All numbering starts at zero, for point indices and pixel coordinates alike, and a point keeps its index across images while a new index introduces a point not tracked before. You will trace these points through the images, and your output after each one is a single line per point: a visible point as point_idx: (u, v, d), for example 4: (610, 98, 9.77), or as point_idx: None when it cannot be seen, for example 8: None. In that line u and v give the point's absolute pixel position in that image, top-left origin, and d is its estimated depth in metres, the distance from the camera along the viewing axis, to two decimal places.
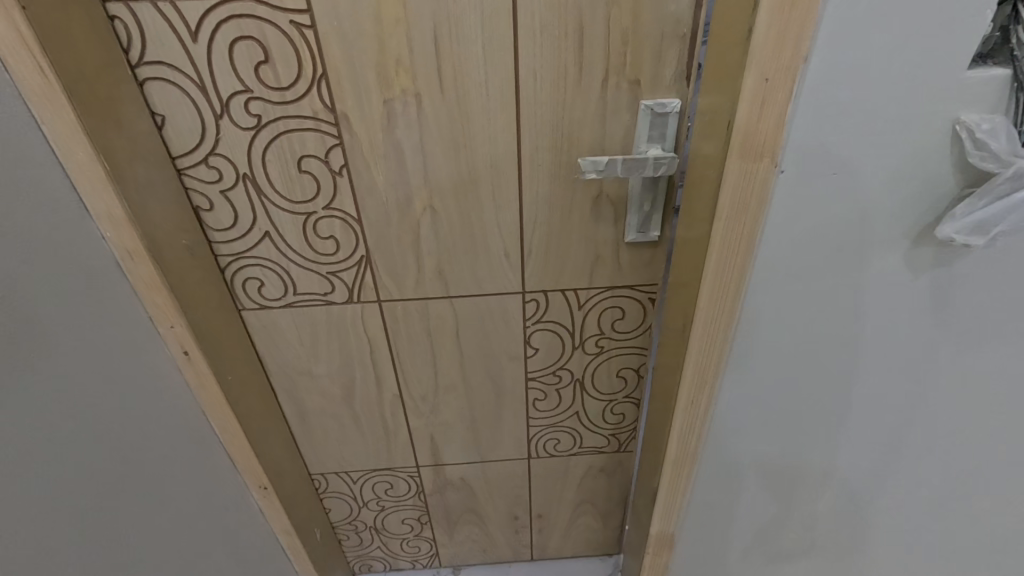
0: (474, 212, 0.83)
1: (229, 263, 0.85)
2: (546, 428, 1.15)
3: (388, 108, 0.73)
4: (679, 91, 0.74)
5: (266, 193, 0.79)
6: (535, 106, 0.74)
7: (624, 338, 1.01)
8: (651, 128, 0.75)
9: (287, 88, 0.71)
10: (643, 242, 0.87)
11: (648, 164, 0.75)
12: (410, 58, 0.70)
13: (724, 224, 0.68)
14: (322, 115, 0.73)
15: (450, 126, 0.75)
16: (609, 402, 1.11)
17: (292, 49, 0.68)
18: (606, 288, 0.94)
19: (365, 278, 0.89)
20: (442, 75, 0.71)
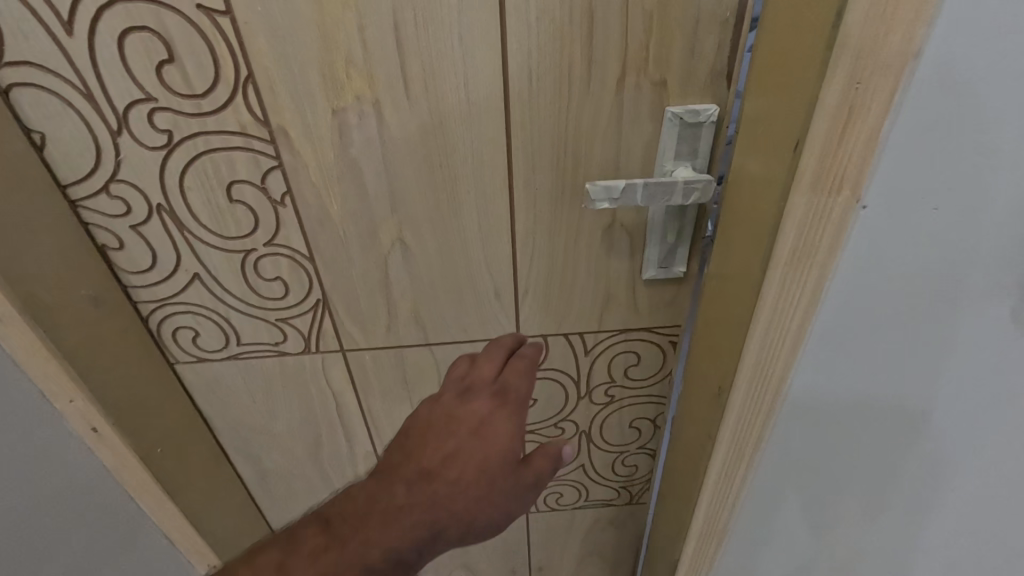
0: (455, 244, 0.66)
1: (152, 311, 0.69)
2: (546, 482, 0.99)
3: (340, 120, 0.56)
4: (718, 95, 0.57)
5: (191, 228, 0.62)
6: (531, 116, 0.57)
7: (639, 385, 0.85)
8: (678, 142, 0.59)
9: (202, 96, 0.53)
10: (665, 279, 0.71)
11: (677, 188, 0.58)
12: (363, 53, 0.52)
13: (782, 275, 0.52)
14: (253, 130, 0.56)
15: (421, 144, 0.58)
16: (620, 454, 0.96)
17: (205, 44, 0.51)
18: (619, 331, 0.77)
19: (325, 325, 0.72)
20: (408, 77, 0.54)
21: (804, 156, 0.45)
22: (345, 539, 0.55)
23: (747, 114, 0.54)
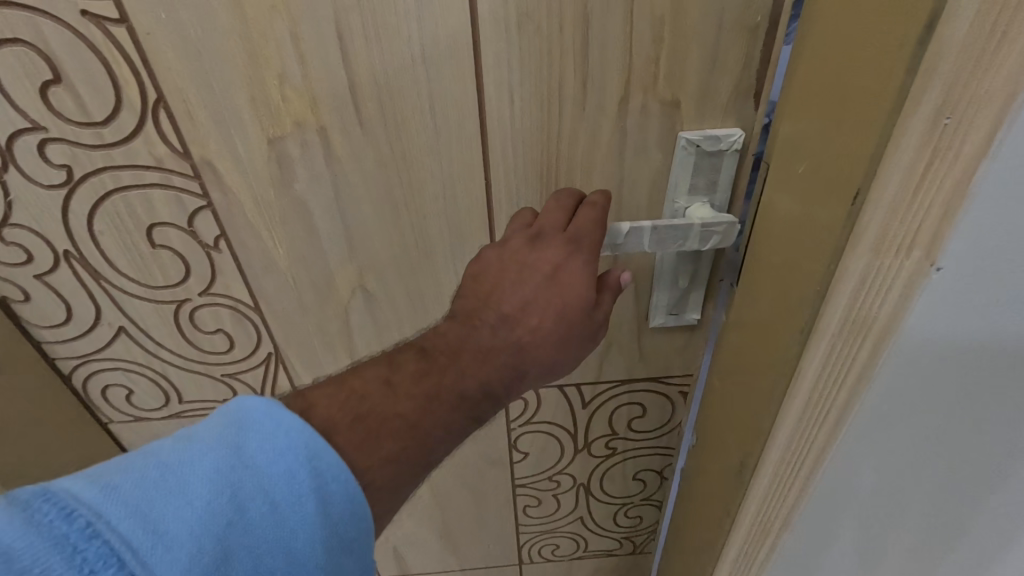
0: (427, 292, 0.56)
1: (74, 369, 0.59)
2: (541, 535, 0.89)
3: (278, 152, 0.46)
4: (744, 117, 0.46)
5: (107, 277, 0.52)
6: (514, 144, 0.46)
7: (643, 437, 0.75)
8: (694, 173, 0.48)
9: (103, 123, 0.43)
10: (676, 326, 0.60)
11: (692, 233, 0.48)
12: (300, 70, 0.42)
13: (826, 354, 0.41)
14: (171, 164, 0.45)
15: (380, 178, 0.48)
16: (622, 506, 0.86)
17: (98, 60, 0.40)
18: (621, 382, 0.67)
19: (279, 381, 0.62)
20: (360, 99, 0.43)
21: (863, 219, 0.34)
22: (443, 368, 0.42)
23: (776, 147, 0.43)
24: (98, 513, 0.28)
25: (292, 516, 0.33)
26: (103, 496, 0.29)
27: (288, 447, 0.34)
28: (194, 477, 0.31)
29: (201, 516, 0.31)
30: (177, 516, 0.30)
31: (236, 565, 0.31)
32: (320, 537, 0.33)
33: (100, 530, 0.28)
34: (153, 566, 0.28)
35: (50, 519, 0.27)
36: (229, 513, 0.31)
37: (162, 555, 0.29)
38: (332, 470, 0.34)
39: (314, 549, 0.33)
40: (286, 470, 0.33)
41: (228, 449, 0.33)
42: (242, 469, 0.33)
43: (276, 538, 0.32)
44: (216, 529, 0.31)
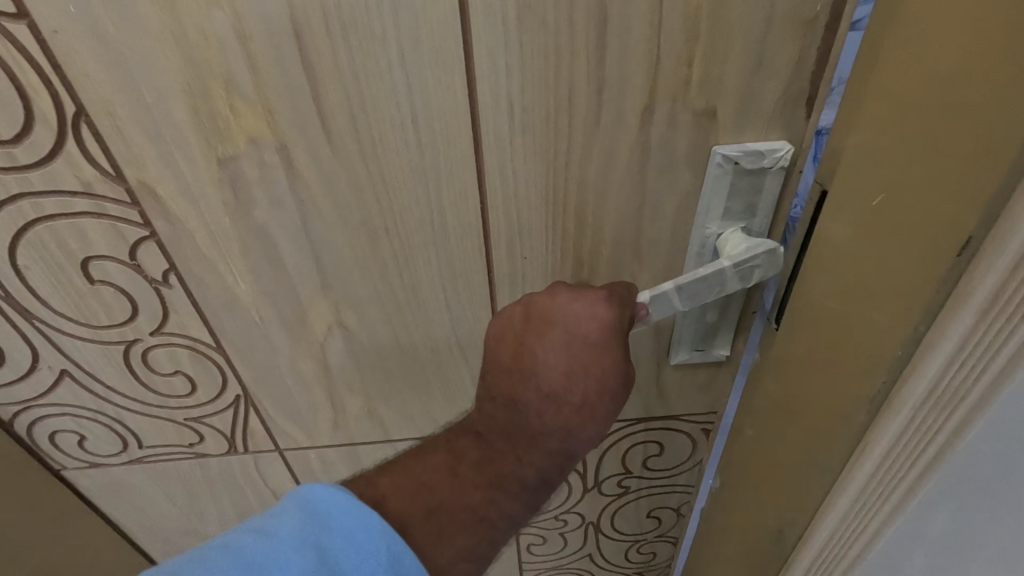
0: (416, 330, 0.48)
1: (16, 415, 0.52)
2: (546, 572, 0.83)
3: (231, 173, 0.38)
4: (792, 129, 0.38)
5: (43, 317, 0.45)
6: (514, 163, 0.39)
7: (660, 475, 0.67)
8: (731, 193, 0.40)
9: (13, 142, 0.35)
10: (700, 363, 0.53)
11: (727, 275, 0.40)
12: (251, 76, 0.34)
13: (902, 427, 0.34)
14: (101, 189, 0.38)
15: (355, 204, 0.40)
16: (635, 543, 0.79)
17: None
18: (637, 420, 0.60)
19: (251, 425, 0.55)
20: (327, 111, 0.36)
21: (977, 275, 0.26)
22: (503, 455, 0.41)
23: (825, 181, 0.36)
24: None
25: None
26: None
27: (368, 548, 0.35)
28: None
29: None
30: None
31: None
32: None
33: None
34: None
35: None
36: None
37: None
38: (407, 570, 0.35)
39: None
40: (366, 567, 0.34)
41: (312, 551, 0.34)
42: (327, 572, 0.34)
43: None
44: None
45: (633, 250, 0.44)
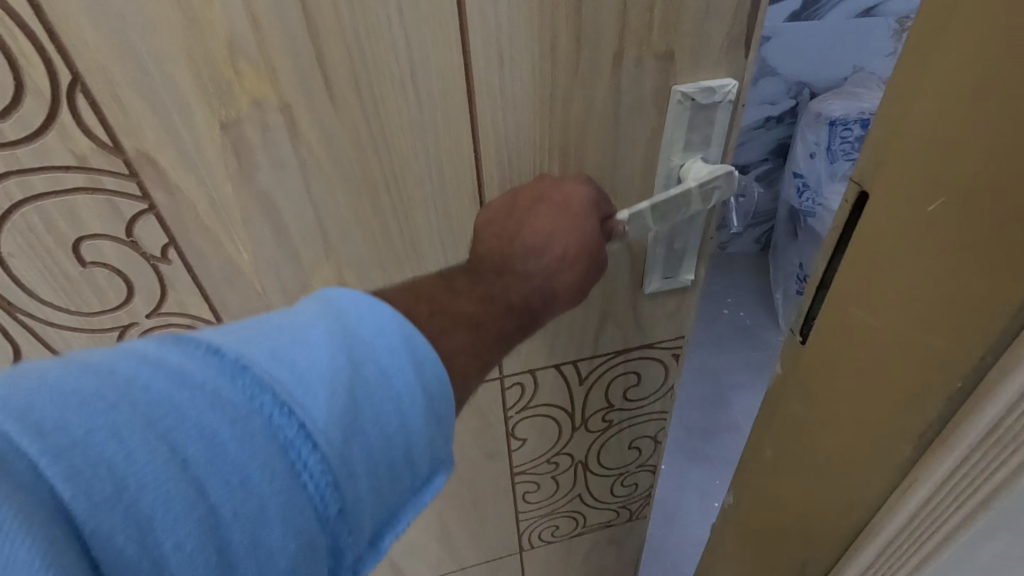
0: None
1: None
2: (541, 519, 0.88)
3: (233, 138, 0.39)
4: (735, 66, 0.45)
5: (28, 309, 0.43)
6: (504, 111, 0.43)
7: (638, 406, 0.74)
8: (690, 128, 0.46)
9: (1, 117, 0.34)
10: (670, 290, 0.60)
11: (693, 194, 0.47)
12: (254, 36, 0.35)
13: (953, 467, 0.33)
14: (97, 163, 0.37)
15: (356, 162, 0.42)
16: (618, 476, 0.86)
17: None
18: (617, 354, 0.66)
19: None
20: (331, 71, 0.38)
21: None
22: (491, 281, 0.42)
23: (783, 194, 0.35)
24: (243, 353, 0.29)
25: (399, 383, 0.32)
26: (244, 343, 0.30)
27: (385, 326, 0.33)
28: (314, 336, 0.31)
29: (329, 370, 0.30)
30: (312, 363, 0.30)
31: (362, 421, 0.30)
32: (427, 406, 0.33)
33: (251, 367, 0.29)
34: (298, 399, 0.29)
35: (203, 357, 0.28)
36: (349, 370, 0.31)
37: (307, 397, 0.29)
38: (424, 354, 0.33)
39: (419, 418, 0.33)
40: (385, 343, 0.32)
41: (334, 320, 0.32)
42: (351, 336, 0.32)
43: (385, 396, 0.32)
44: (344, 382, 0.30)
45: (610, 189, 0.49)
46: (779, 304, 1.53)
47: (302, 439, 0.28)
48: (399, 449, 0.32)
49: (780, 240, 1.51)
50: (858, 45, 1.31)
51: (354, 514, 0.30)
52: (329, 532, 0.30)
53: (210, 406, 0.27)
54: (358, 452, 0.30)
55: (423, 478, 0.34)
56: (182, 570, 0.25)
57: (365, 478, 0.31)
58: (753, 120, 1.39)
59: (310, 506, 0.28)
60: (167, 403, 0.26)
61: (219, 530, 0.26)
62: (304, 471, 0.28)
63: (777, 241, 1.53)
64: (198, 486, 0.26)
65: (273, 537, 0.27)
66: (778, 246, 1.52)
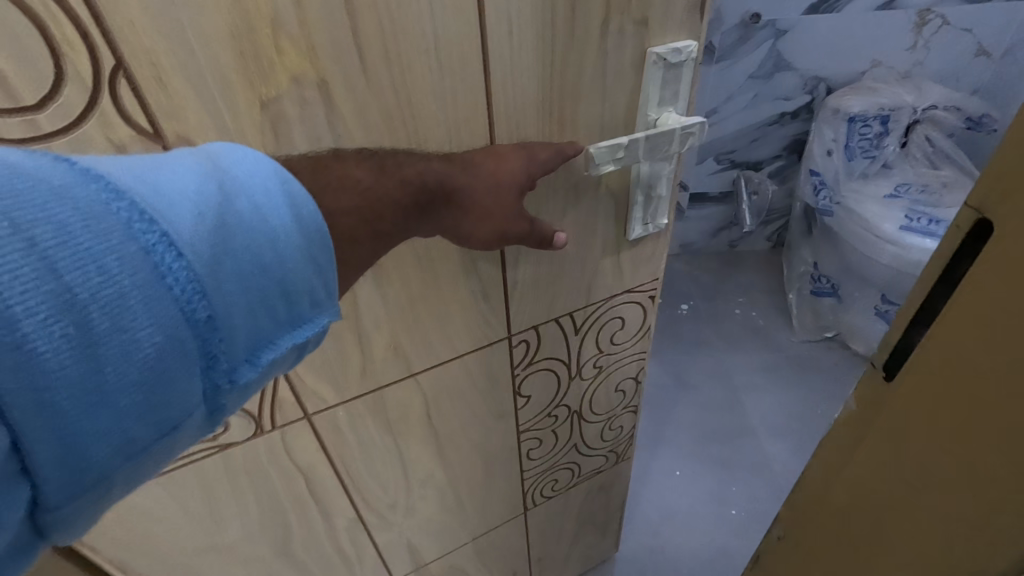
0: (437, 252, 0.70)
1: None
2: (543, 473, 1.15)
3: (272, 113, 0.49)
4: (693, 31, 0.63)
5: None
6: (518, 78, 0.58)
7: (616, 353, 1.00)
8: (662, 86, 0.65)
9: (48, 106, 0.42)
10: (650, 230, 0.82)
11: (675, 137, 0.67)
12: (303, 28, 0.46)
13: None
14: (144, 144, 0.45)
15: (384, 130, 0.54)
16: (606, 421, 1.13)
17: (41, 32, 0.39)
18: (603, 302, 0.89)
19: (282, 393, 0.71)
20: (364, 41, 0.49)
21: None
22: (394, 163, 0.53)
23: (916, 307, 0.53)
24: (109, 173, 0.35)
25: (275, 220, 0.42)
26: (104, 167, 0.35)
27: (263, 173, 0.43)
28: (182, 173, 0.39)
29: (197, 196, 0.38)
30: (178, 191, 0.38)
31: (231, 244, 0.39)
32: (299, 248, 0.43)
33: (108, 179, 0.35)
34: (160, 214, 0.36)
35: (67, 169, 0.33)
36: (219, 197, 0.40)
37: (172, 212, 0.36)
38: (302, 201, 0.44)
39: (292, 252, 0.43)
40: (263, 186, 0.42)
41: (210, 167, 0.41)
42: (225, 176, 0.41)
43: (261, 231, 0.41)
44: (214, 208, 0.39)
45: (571, 135, 0.65)
46: (794, 301, 2.25)
47: (165, 245, 0.35)
48: (272, 276, 0.42)
49: (796, 240, 2.27)
50: (870, 29, 1.96)
51: (221, 321, 0.38)
52: (195, 335, 0.37)
53: (60, 197, 0.31)
54: (223, 267, 0.38)
55: (295, 311, 0.44)
56: (38, 336, 0.29)
57: (232, 290, 0.39)
58: (763, 116, 2.13)
59: (176, 304, 0.35)
60: (12, 185, 0.30)
61: (76, 309, 0.30)
62: (170, 273, 0.35)
63: (793, 241, 2.29)
64: (49, 265, 0.30)
65: (137, 325, 0.33)
66: (795, 247, 2.28)
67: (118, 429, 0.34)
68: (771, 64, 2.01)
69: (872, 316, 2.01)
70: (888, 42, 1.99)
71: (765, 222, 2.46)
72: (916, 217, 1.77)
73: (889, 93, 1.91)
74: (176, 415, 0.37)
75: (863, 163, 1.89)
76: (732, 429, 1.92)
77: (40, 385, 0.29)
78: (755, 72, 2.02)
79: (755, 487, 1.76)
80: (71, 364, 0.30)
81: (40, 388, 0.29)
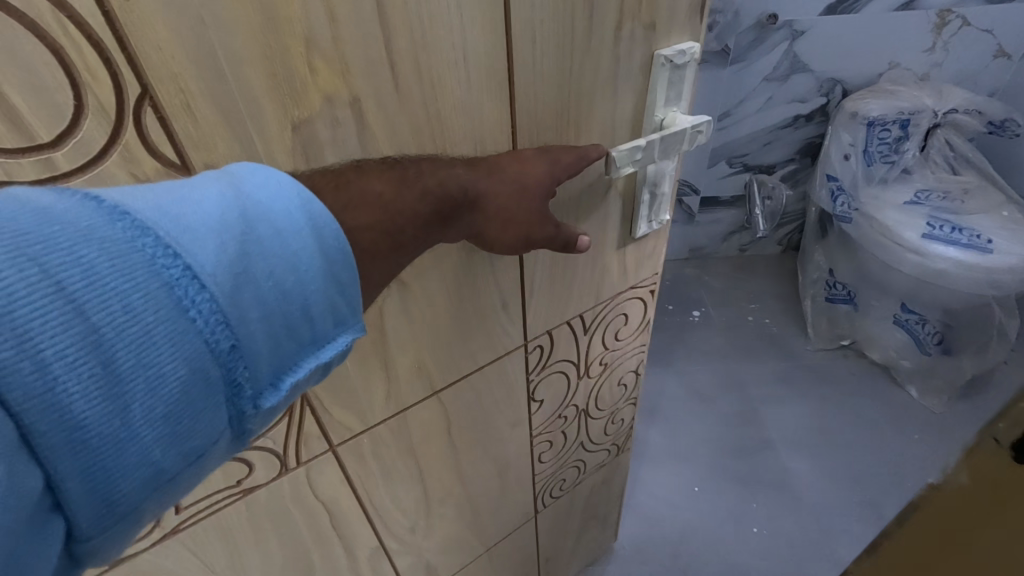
0: (462, 267, 0.68)
1: None
2: (552, 474, 1.14)
3: (304, 136, 0.47)
4: (693, 32, 0.66)
5: None
6: (539, 87, 0.58)
7: (619, 348, 1.01)
8: (669, 87, 0.67)
9: (66, 141, 0.39)
10: (652, 227, 0.84)
11: (687, 134, 0.70)
12: (337, 49, 0.45)
13: None
14: (167, 175, 0.43)
15: (413, 144, 0.53)
16: (609, 417, 1.14)
17: (63, 65, 0.37)
18: (608, 300, 0.91)
19: (308, 428, 0.67)
20: (396, 59, 0.48)
21: None
22: (414, 171, 0.50)
23: None
24: (133, 206, 0.34)
25: (296, 244, 0.39)
26: (127, 200, 0.34)
27: (284, 193, 0.40)
28: (203, 198, 0.37)
29: (218, 224, 0.36)
30: (201, 219, 0.36)
31: (254, 270, 0.37)
32: (322, 270, 0.40)
33: (130, 213, 0.33)
34: (184, 246, 0.34)
35: (94, 205, 0.33)
36: (240, 223, 0.37)
37: (194, 243, 0.34)
38: (322, 219, 0.41)
39: (315, 276, 0.40)
40: (284, 207, 0.39)
41: (230, 191, 0.38)
42: (244, 199, 0.38)
43: (283, 256, 0.38)
44: (234, 235, 0.37)
45: (585, 138, 0.66)
46: (809, 309, 2.19)
47: (188, 278, 0.34)
48: (297, 302, 0.39)
49: (810, 245, 2.20)
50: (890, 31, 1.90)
51: (245, 350, 0.36)
52: (220, 365, 0.35)
53: (89, 238, 0.31)
54: (246, 295, 0.36)
55: (321, 334, 0.42)
56: (67, 378, 0.29)
57: (255, 319, 0.37)
58: (781, 118, 2.09)
59: (200, 337, 0.34)
60: (43, 230, 0.30)
61: (103, 348, 0.30)
62: (193, 305, 0.34)
63: (808, 248, 2.22)
64: (77, 305, 0.29)
65: (162, 360, 0.32)
66: (808, 251, 2.22)
67: (145, 464, 0.32)
68: (786, 65, 1.96)
69: (891, 325, 1.95)
70: (908, 42, 1.92)
71: (779, 226, 2.41)
72: (938, 224, 1.69)
73: (908, 97, 1.86)
74: (206, 444, 0.36)
75: (883, 168, 1.83)
76: (752, 443, 1.88)
77: (71, 428, 0.29)
78: (770, 74, 1.98)
79: (777, 503, 1.72)
80: (98, 402, 0.30)
81: (70, 429, 0.29)
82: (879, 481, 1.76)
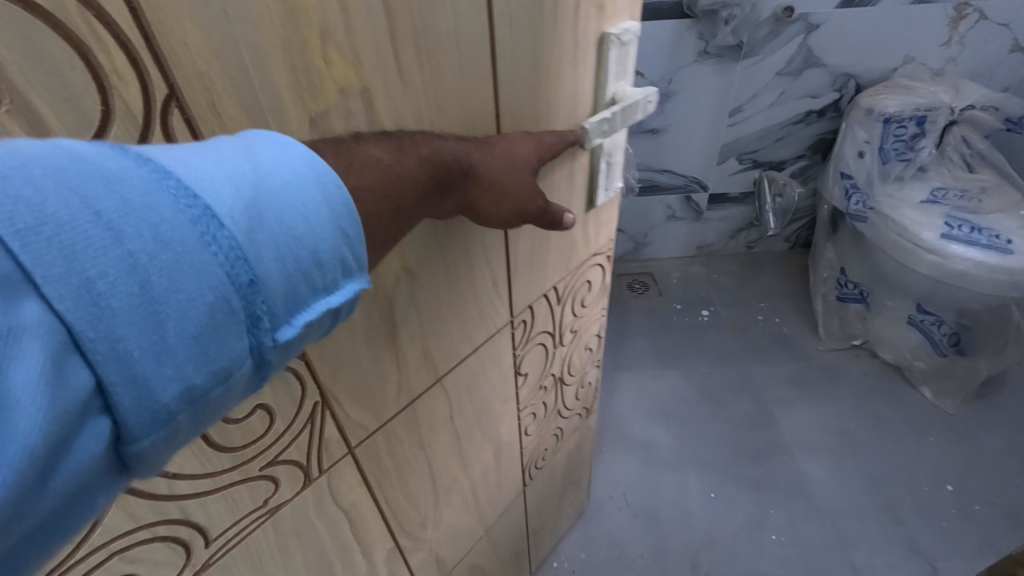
0: (461, 252, 0.67)
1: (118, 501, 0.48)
2: (536, 449, 1.13)
3: (321, 130, 0.44)
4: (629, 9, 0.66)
5: None
6: (524, 66, 0.57)
7: (583, 315, 1.02)
8: (616, 63, 0.67)
9: None
10: (608, 194, 0.84)
11: (640, 104, 0.69)
12: (348, 36, 0.42)
13: None
14: None
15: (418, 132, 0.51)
16: (578, 382, 1.15)
17: (90, 68, 0.33)
18: (576, 267, 0.91)
19: (328, 433, 0.64)
20: (400, 46, 0.46)
21: None
22: (409, 141, 0.47)
23: None
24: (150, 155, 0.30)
25: (304, 194, 0.35)
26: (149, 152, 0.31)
27: (295, 150, 0.36)
28: (221, 153, 0.33)
29: (231, 175, 0.32)
30: (215, 167, 0.32)
31: (266, 217, 0.32)
32: (331, 220, 0.35)
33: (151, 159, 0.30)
34: (202, 190, 0.30)
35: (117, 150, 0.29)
36: (253, 174, 0.33)
37: (210, 189, 0.30)
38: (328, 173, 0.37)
39: (328, 225, 0.35)
40: (288, 163, 0.35)
41: (240, 151, 0.34)
42: (251, 155, 0.34)
43: (293, 204, 0.34)
44: (248, 184, 0.32)
45: (556, 117, 0.65)
46: (818, 309, 2.17)
47: (209, 217, 0.30)
48: (306, 247, 0.34)
49: (819, 241, 2.17)
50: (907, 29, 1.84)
51: (266, 289, 0.32)
52: (244, 300, 0.31)
53: (119, 177, 0.28)
54: (263, 241, 0.32)
55: (330, 280, 0.36)
56: (110, 298, 0.25)
57: (273, 258, 0.32)
58: (795, 111, 2.04)
59: (222, 271, 0.29)
60: (79, 171, 0.27)
61: (139, 270, 0.26)
62: (215, 241, 0.29)
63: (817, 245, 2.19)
64: (118, 233, 0.26)
65: (193, 290, 0.28)
66: (818, 249, 2.18)
67: (176, 389, 0.28)
68: (800, 60, 1.91)
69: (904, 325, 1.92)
70: (924, 40, 1.87)
71: (790, 223, 2.37)
72: (956, 224, 1.65)
73: (924, 93, 1.80)
74: (235, 375, 0.31)
75: (898, 167, 1.79)
76: (768, 446, 1.85)
77: (111, 352, 0.25)
78: (782, 68, 1.93)
79: (795, 508, 1.70)
80: (131, 317, 0.26)
81: (108, 349, 0.25)
82: (896, 479, 1.75)
